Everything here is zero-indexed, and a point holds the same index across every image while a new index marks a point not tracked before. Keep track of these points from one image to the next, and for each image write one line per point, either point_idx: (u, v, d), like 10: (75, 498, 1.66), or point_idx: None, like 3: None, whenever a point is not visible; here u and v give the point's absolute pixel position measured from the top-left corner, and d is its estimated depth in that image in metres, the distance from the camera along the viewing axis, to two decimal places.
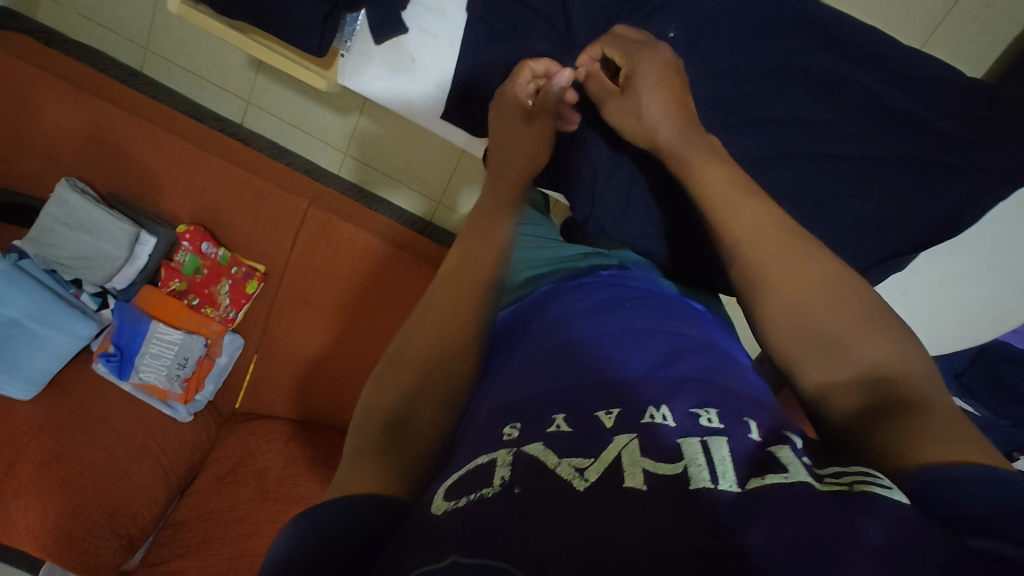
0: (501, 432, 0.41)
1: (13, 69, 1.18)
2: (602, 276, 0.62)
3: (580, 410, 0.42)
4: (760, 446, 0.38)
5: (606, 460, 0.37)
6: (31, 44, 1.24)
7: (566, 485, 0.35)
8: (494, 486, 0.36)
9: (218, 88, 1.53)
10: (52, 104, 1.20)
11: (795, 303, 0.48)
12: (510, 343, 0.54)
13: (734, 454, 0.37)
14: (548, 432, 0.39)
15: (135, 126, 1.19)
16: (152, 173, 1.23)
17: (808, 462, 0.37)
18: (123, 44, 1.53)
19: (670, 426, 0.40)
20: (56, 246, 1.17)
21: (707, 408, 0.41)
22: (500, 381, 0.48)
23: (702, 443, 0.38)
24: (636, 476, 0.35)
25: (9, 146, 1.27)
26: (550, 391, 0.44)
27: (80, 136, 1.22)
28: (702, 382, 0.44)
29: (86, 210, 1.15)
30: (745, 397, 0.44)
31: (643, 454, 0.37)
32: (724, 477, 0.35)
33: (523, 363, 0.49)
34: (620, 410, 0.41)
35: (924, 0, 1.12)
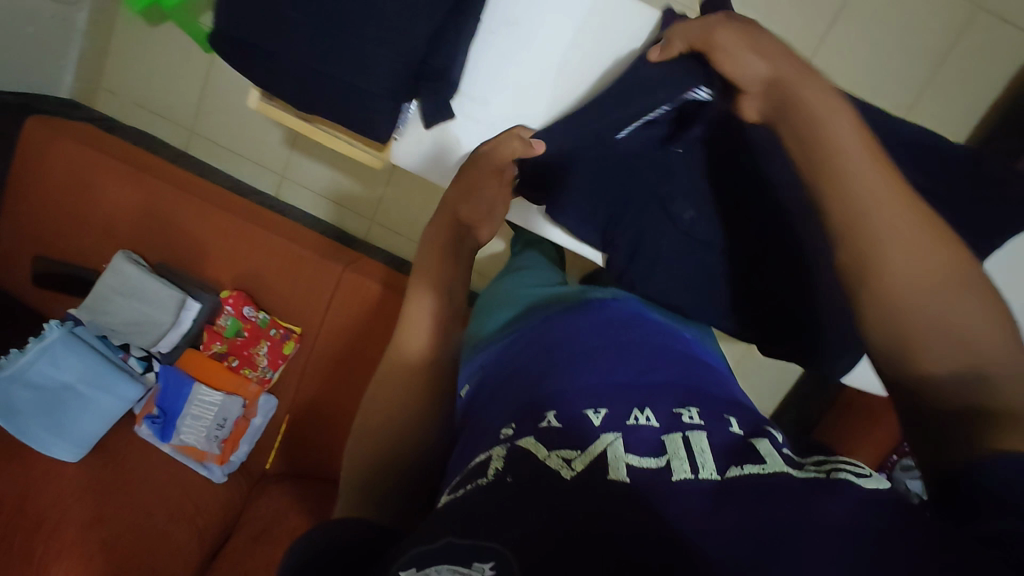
0: (500, 432, 0.52)
1: (79, 155, 1.30)
2: (582, 311, 0.73)
3: (573, 411, 0.52)
4: (739, 437, 0.49)
5: (590, 455, 0.46)
6: (91, 131, 1.35)
7: (553, 472, 0.43)
8: (488, 475, 0.45)
9: (256, 164, 1.66)
10: (111, 184, 1.32)
11: (901, 274, 0.50)
12: (495, 371, 0.66)
13: (711, 445, 0.47)
14: (539, 426, 0.50)
15: (186, 203, 1.30)
16: (199, 244, 1.33)
17: (786, 456, 0.47)
18: (170, 128, 1.67)
19: (653, 425, 0.50)
20: (109, 314, 1.24)
21: (688, 408, 0.53)
22: (489, 405, 0.59)
23: (684, 439, 0.47)
24: (620, 470, 0.44)
25: (66, 224, 1.37)
26: (537, 399, 0.55)
27: (135, 213, 1.33)
28: (677, 390, 0.57)
29: (140, 279, 1.24)
30: (717, 401, 0.56)
31: (626, 451, 0.46)
32: (705, 467, 0.44)
33: (516, 386, 0.60)
34: (607, 411, 0.52)
35: (906, 71, 1.25)
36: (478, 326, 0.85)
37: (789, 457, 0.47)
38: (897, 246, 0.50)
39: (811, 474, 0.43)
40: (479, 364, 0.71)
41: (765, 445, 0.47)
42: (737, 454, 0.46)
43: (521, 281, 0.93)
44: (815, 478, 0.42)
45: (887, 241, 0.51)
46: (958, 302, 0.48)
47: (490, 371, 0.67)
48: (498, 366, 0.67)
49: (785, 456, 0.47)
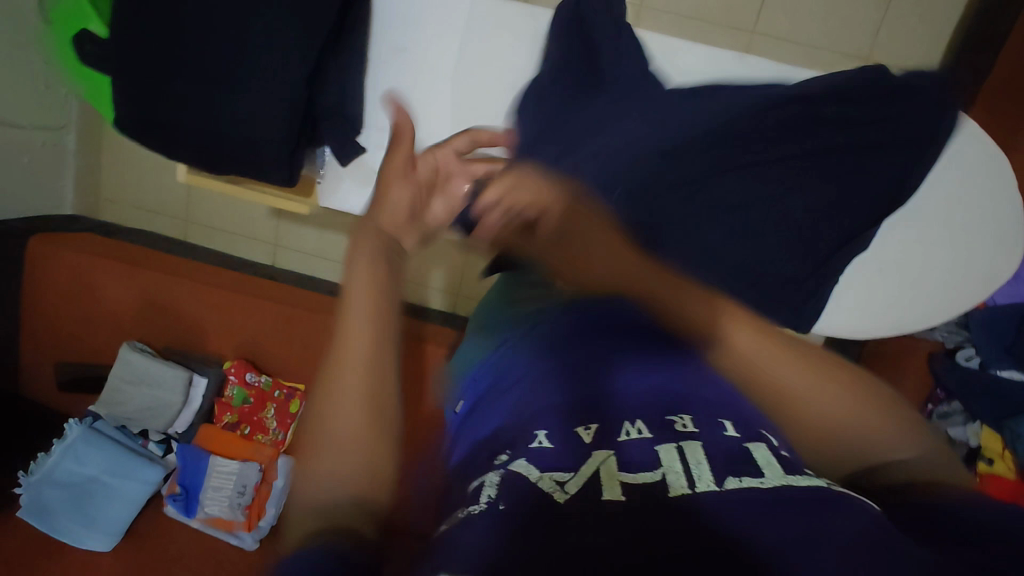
0: (495, 458, 0.47)
1: (81, 261, 1.40)
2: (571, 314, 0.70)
3: (563, 428, 0.49)
4: (737, 443, 0.46)
5: (585, 476, 0.43)
6: (90, 238, 1.46)
7: (547, 496, 0.41)
8: (481, 503, 0.41)
9: (249, 239, 1.74)
10: (113, 283, 1.40)
11: (796, 390, 0.53)
12: (488, 396, 0.61)
13: (707, 455, 0.44)
14: (531, 447, 0.46)
15: (180, 286, 1.37)
16: (197, 323, 1.40)
17: (785, 460, 0.45)
18: (166, 221, 1.77)
19: (646, 438, 0.47)
20: (123, 402, 1.31)
21: (682, 416, 0.50)
22: (481, 432, 0.55)
23: (678, 450, 0.45)
24: (616, 488, 0.42)
25: (79, 326, 1.46)
26: (528, 416, 0.52)
27: (136, 304, 1.41)
28: (677, 395, 0.53)
29: (145, 365, 1.31)
30: (719, 402, 0.52)
31: (619, 469, 0.44)
32: (700, 479, 0.42)
33: (510, 397, 0.57)
34: (597, 426, 0.49)
35: (855, 13, 1.22)
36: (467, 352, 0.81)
37: (789, 460, 0.45)
38: (810, 397, 0.52)
39: (818, 483, 0.42)
40: (474, 380, 0.71)
41: (761, 454, 0.45)
42: (736, 463, 0.43)
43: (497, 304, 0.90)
44: (816, 491, 0.40)
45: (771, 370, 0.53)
46: (846, 405, 0.53)
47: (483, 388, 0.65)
48: (490, 379, 0.66)
49: (787, 463, 0.44)
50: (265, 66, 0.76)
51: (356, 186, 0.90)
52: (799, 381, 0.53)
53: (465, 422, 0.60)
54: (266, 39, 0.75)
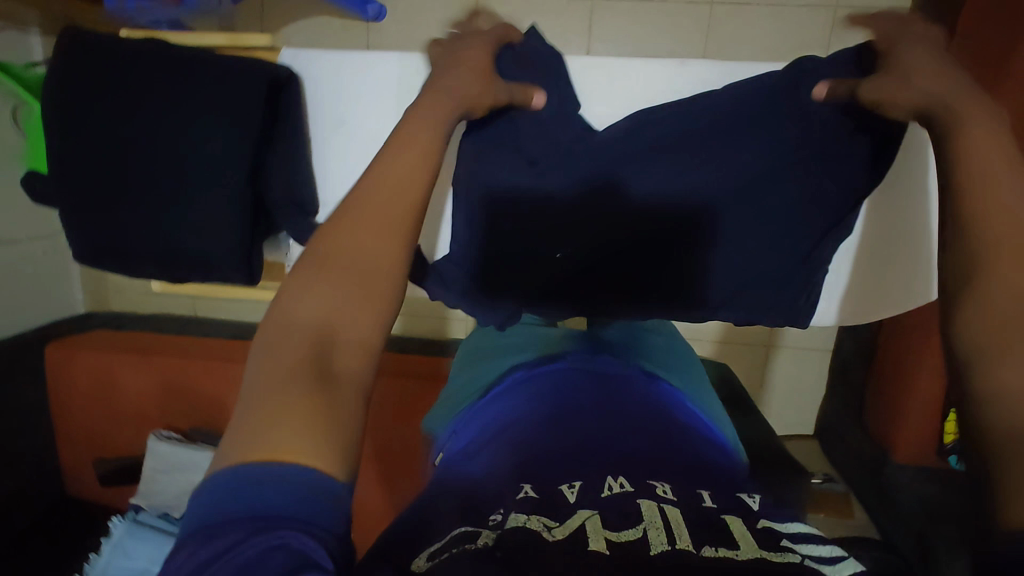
0: (487, 517, 0.50)
1: (98, 360, 1.44)
2: (560, 368, 0.75)
3: (549, 485, 0.53)
4: (714, 514, 0.48)
5: (571, 526, 0.46)
6: (102, 335, 1.50)
7: (535, 533, 0.45)
8: (478, 544, 0.44)
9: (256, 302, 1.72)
10: (128, 377, 1.44)
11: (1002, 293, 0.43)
12: (473, 444, 0.65)
13: (686, 517, 0.48)
14: (518, 498, 0.51)
15: (196, 368, 1.41)
16: (217, 401, 1.42)
17: (759, 528, 0.47)
18: (175, 300, 1.75)
19: (627, 492, 0.51)
20: (161, 492, 1.36)
21: (663, 483, 0.53)
22: (465, 474, 0.58)
23: (660, 510, 0.48)
24: (600, 542, 0.44)
25: (108, 423, 1.50)
26: (513, 471, 0.56)
27: (157, 392, 1.44)
28: (657, 460, 0.57)
29: (173, 452, 1.35)
30: (695, 468, 0.57)
31: (604, 525, 0.46)
32: (681, 539, 0.44)
33: (494, 450, 0.61)
34: (580, 484, 0.53)
35: None
36: (449, 391, 0.90)
37: (766, 529, 0.47)
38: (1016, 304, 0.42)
39: (793, 560, 0.43)
40: (458, 426, 0.75)
41: (736, 524, 0.47)
42: (712, 530, 0.46)
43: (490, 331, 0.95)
44: (789, 562, 0.42)
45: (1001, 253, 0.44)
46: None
47: (465, 433, 0.70)
48: (473, 424, 0.70)
49: (762, 534, 0.46)
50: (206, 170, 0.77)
51: None
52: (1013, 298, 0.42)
53: (448, 464, 0.63)
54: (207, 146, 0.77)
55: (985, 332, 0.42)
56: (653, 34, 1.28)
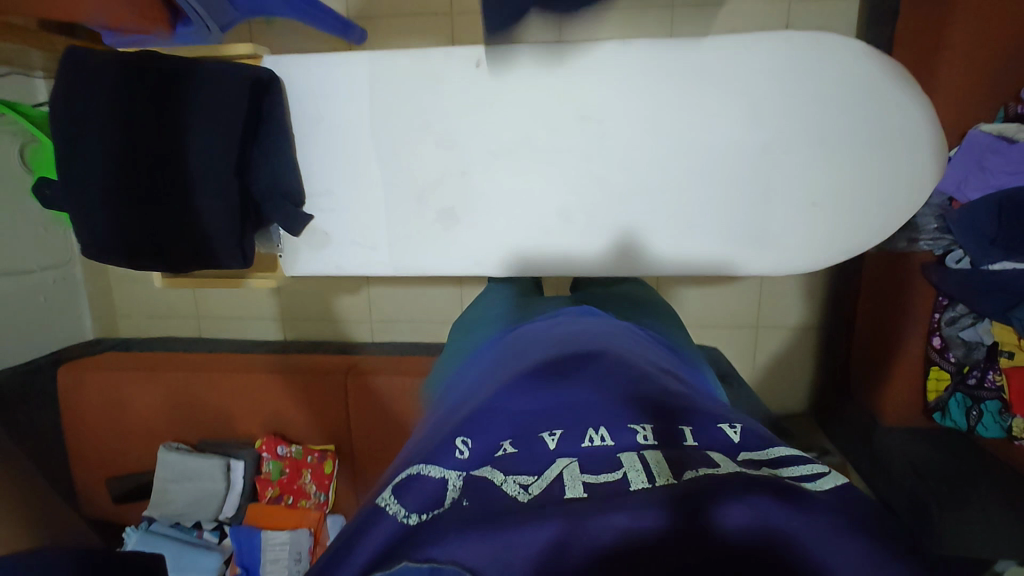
0: (453, 449, 0.49)
1: (108, 379, 1.50)
2: (544, 340, 0.72)
3: (527, 434, 0.51)
4: (696, 451, 0.47)
5: (547, 478, 0.46)
6: (113, 356, 1.57)
7: (510, 498, 0.43)
8: (446, 503, 0.44)
9: (258, 319, 1.77)
10: (140, 395, 1.50)
11: None
12: (452, 414, 0.62)
13: (666, 455, 0.46)
14: (494, 455, 0.49)
15: (201, 381, 1.46)
16: (223, 412, 1.47)
17: (743, 462, 0.46)
18: (181, 323, 1.81)
19: (608, 446, 0.49)
20: (171, 501, 1.40)
21: (644, 425, 0.50)
22: (438, 431, 0.56)
23: (640, 455, 0.47)
24: (578, 488, 0.44)
25: (120, 441, 1.55)
26: (486, 416, 0.53)
27: (163, 406, 1.49)
28: (642, 400, 0.54)
29: (184, 462, 1.39)
30: (685, 409, 0.53)
31: (582, 471, 0.46)
32: (661, 475, 0.43)
33: (471, 406, 0.58)
34: (562, 430, 0.50)
35: None
36: (443, 372, 0.94)
37: (746, 460, 0.47)
38: None
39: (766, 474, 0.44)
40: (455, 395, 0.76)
41: (716, 456, 0.47)
42: (691, 460, 0.45)
43: (485, 312, 0.96)
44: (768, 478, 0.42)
45: None
46: None
47: (449, 408, 0.68)
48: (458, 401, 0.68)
49: (745, 461, 0.47)
50: (194, 173, 0.79)
51: (316, 248, 0.97)
52: None
53: (426, 435, 0.61)
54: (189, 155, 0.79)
55: None
56: (622, 30, 1.34)
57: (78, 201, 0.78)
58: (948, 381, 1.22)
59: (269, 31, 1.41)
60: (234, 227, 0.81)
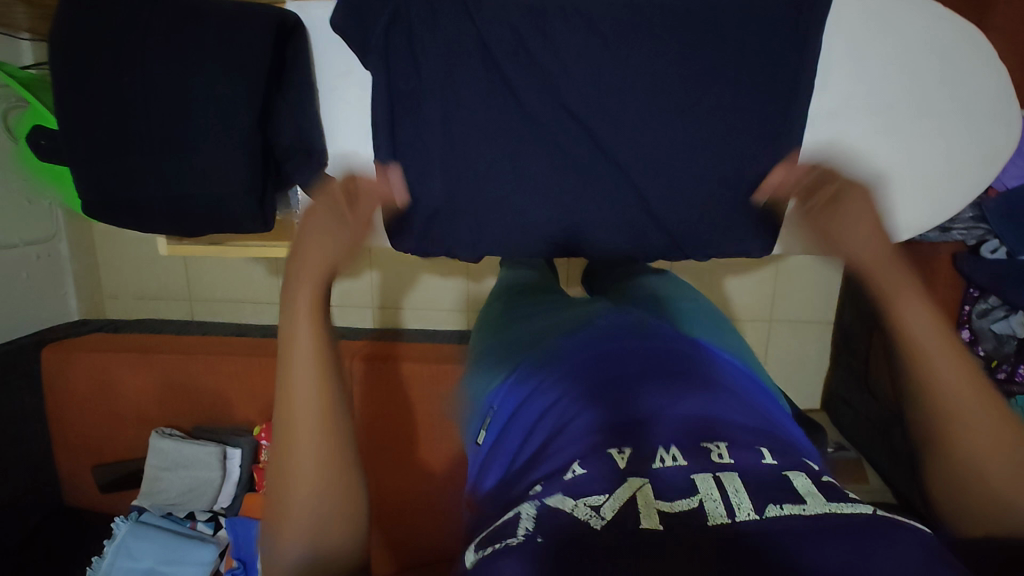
0: (529, 489, 0.46)
1: (99, 361, 1.43)
2: (574, 335, 0.65)
3: (593, 451, 0.47)
4: (774, 471, 0.44)
5: (620, 500, 0.42)
6: (100, 338, 1.48)
7: (582, 524, 0.40)
8: (519, 536, 0.40)
9: (255, 302, 1.69)
10: (129, 378, 1.43)
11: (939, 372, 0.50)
12: (502, 436, 0.58)
13: (746, 483, 0.43)
14: (565, 479, 0.45)
15: (199, 364, 1.40)
16: (221, 396, 1.41)
17: (824, 488, 0.43)
18: (172, 304, 1.73)
19: (680, 465, 0.45)
20: (165, 490, 1.32)
21: (717, 443, 0.47)
22: (507, 464, 0.53)
23: (716, 478, 0.43)
24: (652, 518, 0.41)
25: (109, 425, 1.48)
26: (550, 450, 0.50)
27: (157, 389, 1.43)
28: (707, 415, 0.51)
29: (177, 449, 1.32)
30: (751, 427, 0.50)
31: (656, 497, 0.43)
32: (740, 508, 0.40)
33: (530, 433, 0.54)
34: (631, 451, 0.47)
35: None
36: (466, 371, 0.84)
37: (830, 485, 0.44)
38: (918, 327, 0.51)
39: (860, 510, 0.40)
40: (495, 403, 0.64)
41: (800, 483, 0.43)
42: (773, 488, 0.42)
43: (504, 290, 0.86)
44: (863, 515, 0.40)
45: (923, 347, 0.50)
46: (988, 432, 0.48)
47: (489, 417, 0.63)
48: (497, 407, 0.63)
49: (829, 489, 0.43)
50: (210, 136, 0.72)
51: None
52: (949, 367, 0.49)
53: (486, 465, 0.57)
54: (211, 110, 0.72)
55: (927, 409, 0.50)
56: None
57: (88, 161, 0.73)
58: None
59: None
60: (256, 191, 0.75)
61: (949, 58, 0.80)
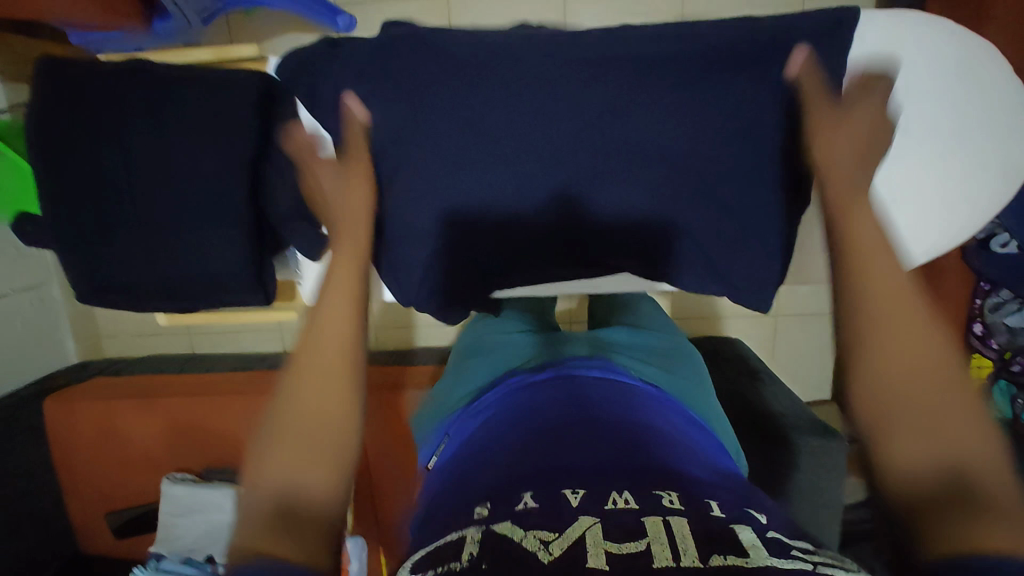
0: (474, 513, 0.48)
1: (102, 407, 1.41)
2: (545, 380, 0.67)
3: (550, 490, 0.48)
4: (722, 523, 0.44)
5: (570, 538, 0.42)
6: (102, 382, 1.47)
7: (528, 553, 0.41)
8: (462, 561, 0.41)
9: (255, 332, 1.67)
10: (134, 423, 1.41)
11: (896, 342, 0.45)
12: (463, 459, 0.60)
13: (693, 532, 0.42)
14: (516, 510, 0.46)
15: (203, 405, 1.38)
16: (228, 435, 1.39)
17: (772, 539, 0.42)
18: (172, 340, 1.70)
19: (632, 509, 0.45)
20: (179, 535, 1.31)
21: (670, 491, 0.48)
22: (461, 487, 0.54)
23: (665, 523, 0.43)
24: (600, 558, 0.40)
25: (118, 471, 1.46)
26: (507, 478, 0.51)
27: (163, 432, 1.41)
28: (665, 468, 0.52)
29: (189, 492, 1.32)
30: (705, 481, 0.51)
31: (606, 536, 0.42)
32: (685, 554, 0.40)
33: (488, 461, 0.56)
34: (586, 492, 0.47)
35: None
36: (439, 390, 0.86)
37: (777, 541, 0.42)
38: (883, 268, 0.47)
39: (798, 564, 0.39)
40: (457, 433, 0.67)
41: (746, 536, 0.42)
42: (718, 540, 0.42)
43: (492, 331, 0.90)
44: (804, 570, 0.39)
45: (874, 297, 0.47)
46: (953, 408, 0.43)
47: (455, 443, 0.65)
48: (462, 435, 0.64)
49: (773, 544, 0.41)
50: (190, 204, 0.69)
51: None
52: (899, 326, 0.45)
53: (440, 487, 0.58)
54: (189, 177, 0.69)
55: (871, 377, 0.45)
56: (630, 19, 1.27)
57: (67, 237, 0.70)
58: (991, 367, 1.18)
59: (251, 25, 1.28)
60: (245, 257, 0.71)
61: (957, 83, 0.78)
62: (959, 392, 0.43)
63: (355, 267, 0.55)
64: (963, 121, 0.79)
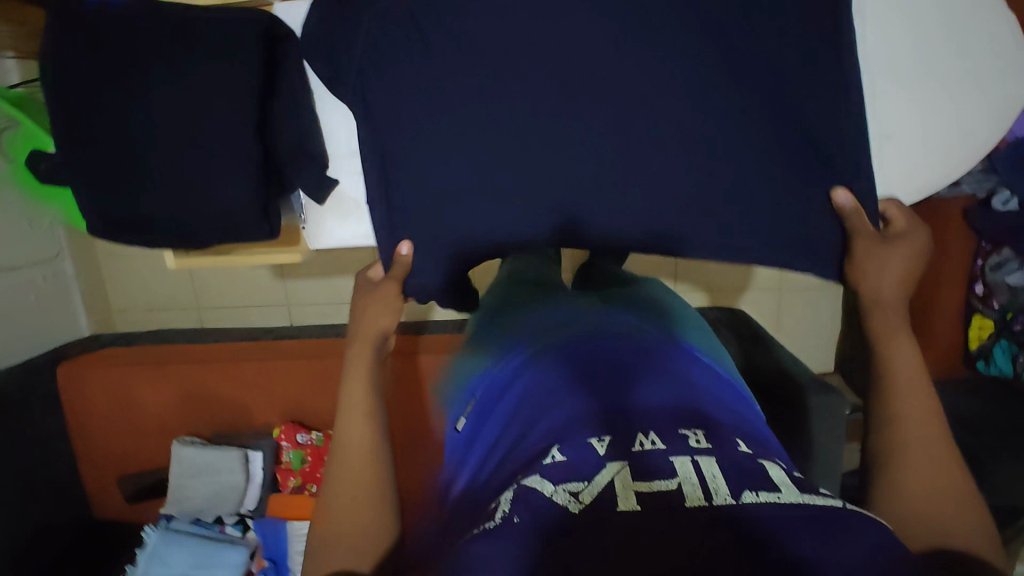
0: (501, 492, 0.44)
1: (113, 374, 1.44)
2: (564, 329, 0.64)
3: (574, 439, 0.46)
4: (751, 460, 0.44)
5: (598, 484, 0.41)
6: (114, 350, 1.50)
7: (560, 507, 0.40)
8: (496, 519, 0.40)
9: (263, 307, 1.69)
10: (145, 391, 1.44)
11: (911, 407, 0.54)
12: (486, 421, 0.58)
13: (723, 469, 0.42)
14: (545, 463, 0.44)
15: (210, 372, 1.41)
16: (236, 400, 1.42)
17: (797, 480, 0.43)
18: (182, 314, 1.73)
19: (660, 448, 0.44)
20: (189, 496, 1.34)
21: (694, 430, 0.47)
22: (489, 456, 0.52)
23: (694, 462, 0.43)
24: (629, 499, 0.40)
25: (129, 437, 1.49)
26: (533, 439, 0.49)
27: (173, 399, 1.44)
28: (689, 407, 0.51)
29: (199, 455, 1.34)
30: (728, 421, 0.50)
31: (634, 478, 0.42)
32: (717, 492, 0.40)
33: (512, 423, 0.53)
34: (611, 436, 0.45)
35: None
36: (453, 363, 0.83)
37: (802, 480, 0.44)
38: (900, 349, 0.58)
39: (828, 502, 0.40)
40: (478, 393, 0.64)
41: (774, 473, 0.43)
42: (750, 475, 0.42)
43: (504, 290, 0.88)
44: (831, 507, 0.40)
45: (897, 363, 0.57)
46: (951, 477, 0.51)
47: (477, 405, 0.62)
48: (482, 397, 0.62)
49: (801, 484, 0.43)
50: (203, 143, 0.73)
51: (339, 220, 0.90)
52: (913, 399, 0.55)
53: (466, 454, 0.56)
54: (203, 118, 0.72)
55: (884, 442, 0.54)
56: None
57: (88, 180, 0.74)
58: (993, 329, 1.18)
59: None
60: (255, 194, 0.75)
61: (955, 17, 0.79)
62: (952, 464, 0.52)
63: (371, 358, 0.62)
64: (975, 43, 0.80)
